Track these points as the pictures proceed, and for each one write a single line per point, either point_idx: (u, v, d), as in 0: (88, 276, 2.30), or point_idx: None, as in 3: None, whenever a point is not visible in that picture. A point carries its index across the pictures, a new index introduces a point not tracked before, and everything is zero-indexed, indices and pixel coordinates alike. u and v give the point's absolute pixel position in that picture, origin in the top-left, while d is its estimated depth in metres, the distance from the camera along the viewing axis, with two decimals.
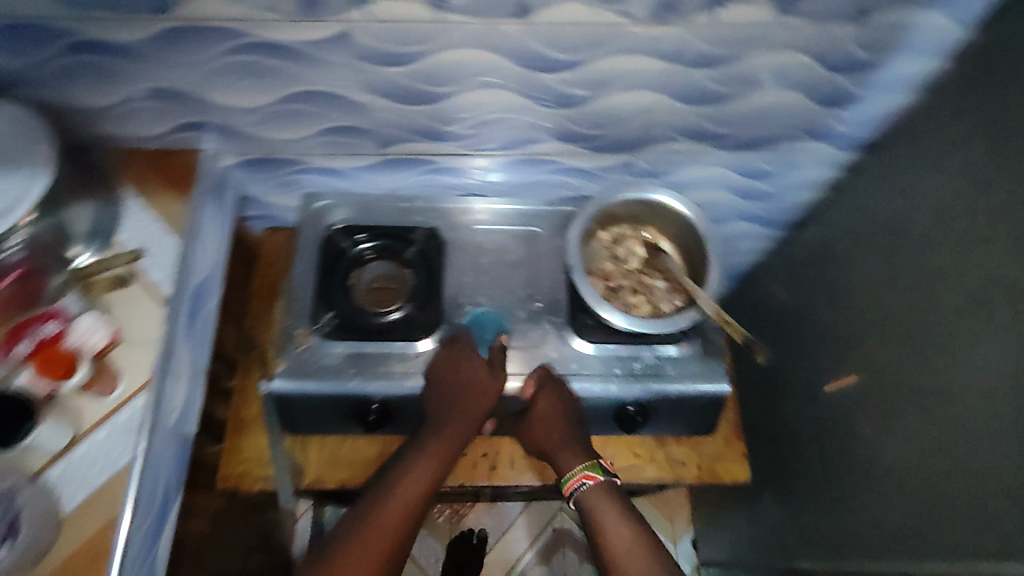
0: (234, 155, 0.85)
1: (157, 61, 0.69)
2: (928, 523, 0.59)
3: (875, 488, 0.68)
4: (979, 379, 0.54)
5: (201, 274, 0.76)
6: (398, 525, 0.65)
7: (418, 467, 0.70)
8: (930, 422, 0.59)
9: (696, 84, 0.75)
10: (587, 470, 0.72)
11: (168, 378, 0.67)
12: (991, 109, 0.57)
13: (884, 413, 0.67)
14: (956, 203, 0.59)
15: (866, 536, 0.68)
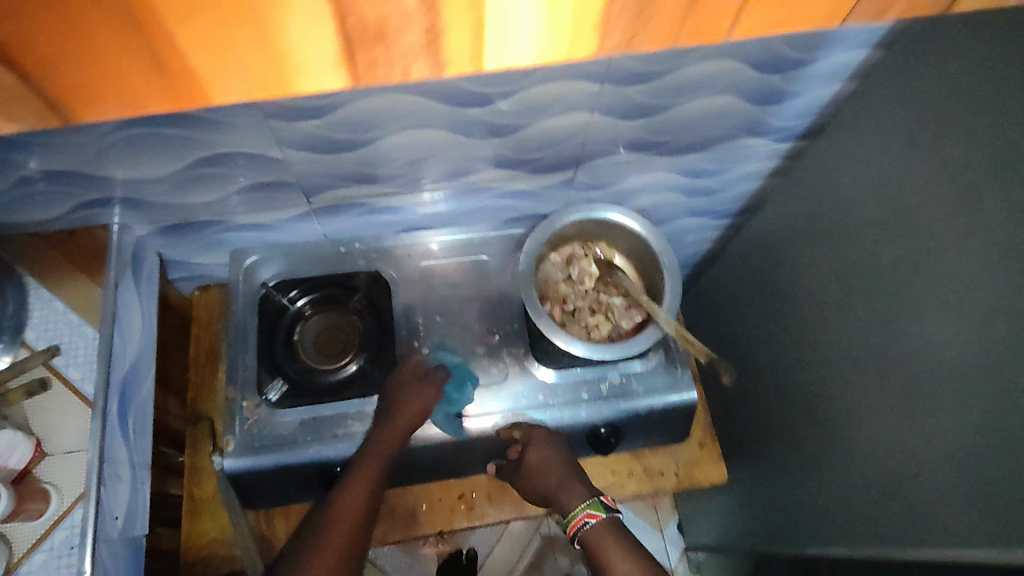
0: (148, 225, 0.74)
1: (163, 141, 0.60)
2: (882, 512, 0.63)
3: (844, 472, 0.71)
4: (950, 380, 0.55)
5: (130, 361, 0.70)
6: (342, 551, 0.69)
7: (353, 487, 0.71)
8: (903, 407, 0.60)
9: (634, 100, 0.67)
10: (589, 509, 0.72)
11: (105, 485, 0.63)
12: (986, 112, 0.54)
13: (857, 401, 0.67)
14: (922, 197, 0.59)
15: (836, 520, 0.73)
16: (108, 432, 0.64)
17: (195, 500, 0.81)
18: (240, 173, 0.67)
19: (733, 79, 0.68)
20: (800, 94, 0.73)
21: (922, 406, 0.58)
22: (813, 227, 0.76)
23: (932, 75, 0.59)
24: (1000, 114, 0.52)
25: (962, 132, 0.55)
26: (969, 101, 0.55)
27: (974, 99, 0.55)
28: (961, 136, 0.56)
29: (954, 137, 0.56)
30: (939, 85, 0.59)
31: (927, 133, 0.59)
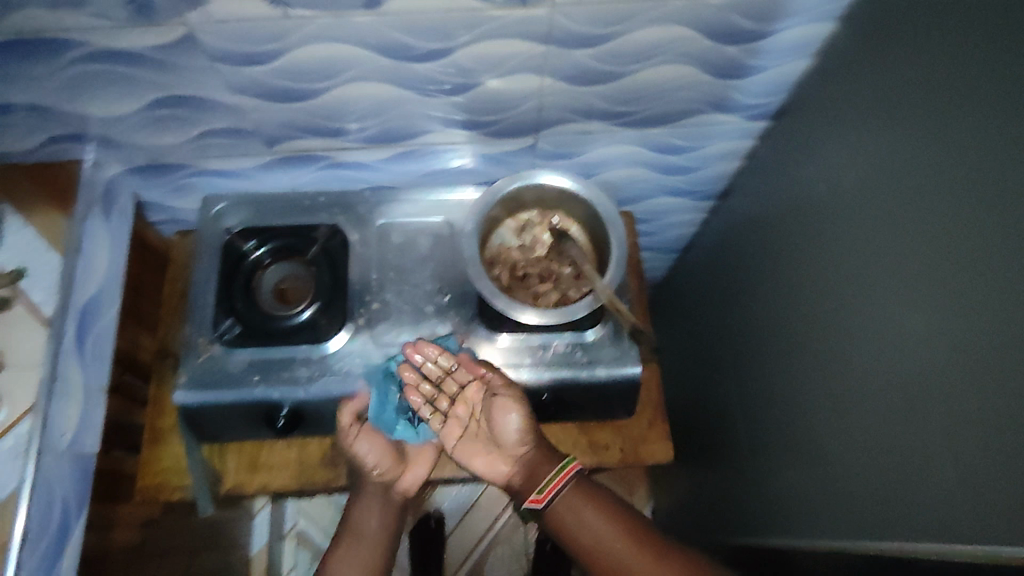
0: (120, 163, 0.79)
1: (118, 79, 0.64)
2: (862, 501, 0.62)
3: (821, 460, 0.70)
4: (917, 367, 0.54)
5: (93, 289, 0.75)
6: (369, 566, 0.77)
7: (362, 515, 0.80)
8: (883, 398, 0.58)
9: (582, 66, 0.67)
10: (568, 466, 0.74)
11: (54, 399, 0.67)
12: (934, 89, 0.53)
13: (840, 394, 0.66)
14: (887, 180, 0.58)
15: (813, 507, 0.72)
16: (61, 352, 0.68)
17: (155, 429, 0.84)
18: (200, 117, 0.71)
19: (687, 48, 0.66)
20: (764, 70, 0.71)
21: (899, 395, 0.56)
22: (795, 213, 0.74)
23: (890, 54, 0.58)
24: (954, 92, 0.51)
25: (922, 113, 0.54)
26: (921, 82, 0.54)
27: (928, 81, 0.53)
28: (919, 117, 0.54)
29: (915, 117, 0.54)
30: (895, 65, 0.57)
31: (896, 114, 0.57)
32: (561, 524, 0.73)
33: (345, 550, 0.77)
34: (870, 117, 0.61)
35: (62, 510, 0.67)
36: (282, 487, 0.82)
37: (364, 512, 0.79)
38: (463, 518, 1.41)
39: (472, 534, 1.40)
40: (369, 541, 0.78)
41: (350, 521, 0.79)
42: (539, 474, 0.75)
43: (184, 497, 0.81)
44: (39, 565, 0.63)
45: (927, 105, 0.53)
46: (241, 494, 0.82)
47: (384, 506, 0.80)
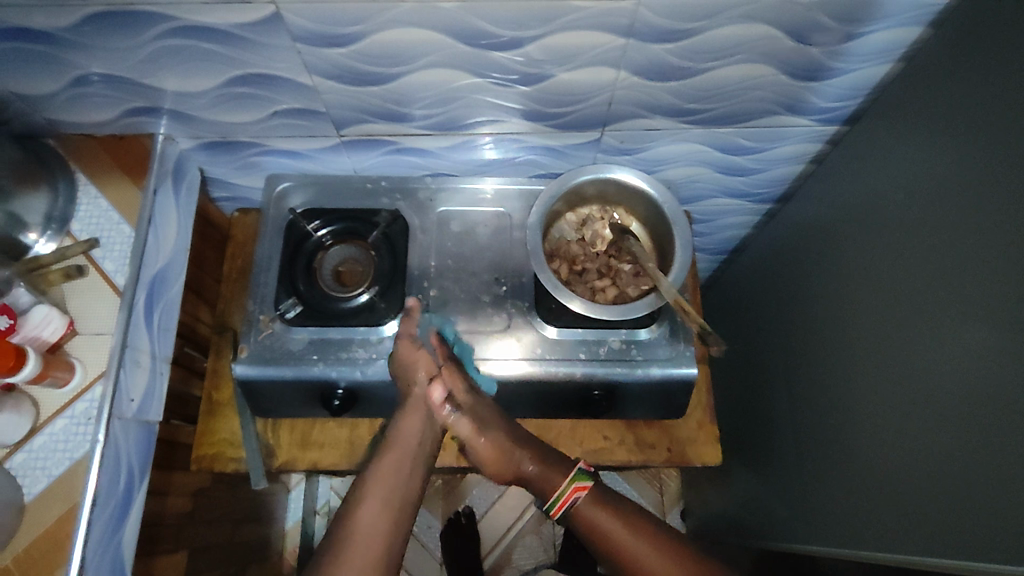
0: (190, 139, 0.80)
1: (200, 55, 0.65)
2: (893, 510, 0.64)
3: (856, 467, 0.71)
4: (960, 379, 0.55)
5: (162, 261, 0.76)
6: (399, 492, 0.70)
7: (403, 427, 0.74)
8: (938, 417, 0.58)
9: (660, 61, 0.66)
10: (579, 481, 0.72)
11: (124, 368, 0.68)
12: (1004, 105, 0.53)
13: (880, 408, 0.67)
14: (947, 194, 0.59)
15: (844, 516, 0.73)
16: (132, 322, 0.70)
17: (213, 402, 0.86)
18: (274, 96, 0.71)
19: (769, 48, 0.65)
20: (845, 72, 0.70)
21: (955, 416, 0.56)
22: (856, 224, 0.74)
23: (985, 64, 0.56)
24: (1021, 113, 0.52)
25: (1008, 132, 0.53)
26: (1011, 99, 0.53)
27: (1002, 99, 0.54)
28: (1004, 135, 0.53)
29: (999, 135, 0.54)
30: (984, 78, 0.56)
31: (977, 130, 0.56)
32: (590, 530, 0.71)
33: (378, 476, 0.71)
34: (949, 131, 0.60)
35: (127, 477, 0.69)
36: (332, 465, 0.84)
37: (405, 435, 0.74)
38: (492, 506, 1.42)
39: (500, 523, 1.41)
40: (403, 474, 0.72)
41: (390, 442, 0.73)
42: (550, 484, 0.73)
43: (238, 469, 0.83)
44: (107, 527, 0.65)
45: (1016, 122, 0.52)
46: (293, 469, 0.84)
47: (424, 434, 0.75)
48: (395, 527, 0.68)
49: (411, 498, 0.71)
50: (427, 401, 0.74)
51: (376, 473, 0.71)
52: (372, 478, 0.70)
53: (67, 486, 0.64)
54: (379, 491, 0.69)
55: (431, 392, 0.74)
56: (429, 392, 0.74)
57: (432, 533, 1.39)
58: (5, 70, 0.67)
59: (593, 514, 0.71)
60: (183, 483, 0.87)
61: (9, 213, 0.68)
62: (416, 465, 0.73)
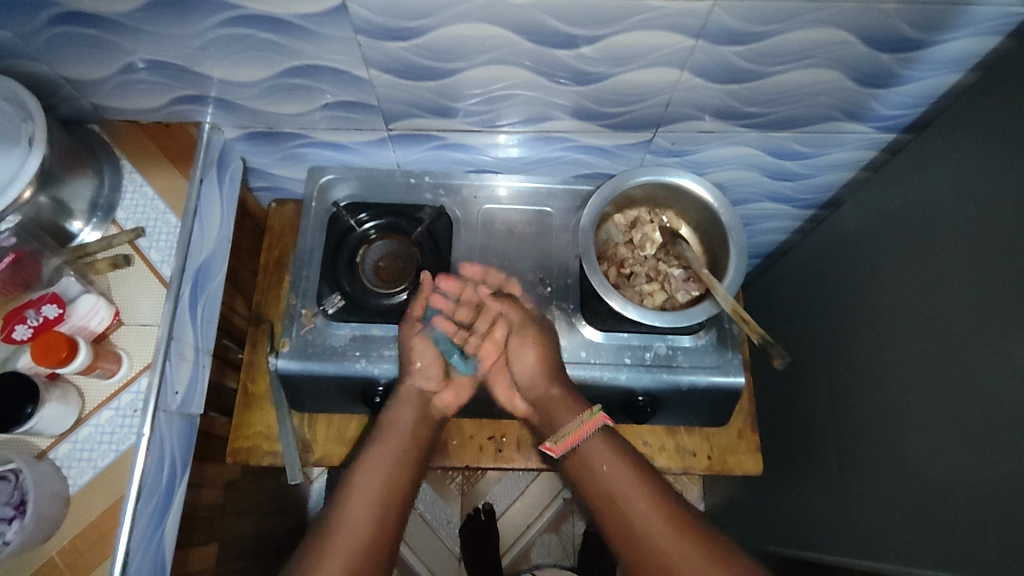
0: (235, 129, 0.79)
1: (256, 44, 0.63)
2: (929, 519, 0.65)
3: (890, 478, 0.72)
4: (1004, 391, 0.56)
5: (206, 252, 0.75)
6: (376, 508, 0.71)
7: (397, 414, 0.76)
8: (990, 437, 0.57)
9: (725, 64, 0.65)
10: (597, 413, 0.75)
11: (169, 360, 0.67)
12: None
13: (918, 420, 0.67)
14: (1002, 208, 0.59)
15: (875, 525, 0.74)
16: (178, 313, 0.69)
17: (249, 394, 0.85)
18: (327, 88, 0.70)
19: (840, 53, 0.64)
20: (913, 80, 0.68)
21: (1010, 436, 0.55)
22: (906, 239, 0.73)
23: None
24: None
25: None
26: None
27: None
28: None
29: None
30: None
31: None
32: (611, 499, 0.72)
33: (365, 469, 0.73)
34: (1016, 149, 0.59)
35: (170, 470, 0.68)
36: None
37: (379, 454, 0.74)
38: (511, 505, 1.42)
39: (519, 521, 1.41)
40: (399, 455, 0.75)
41: (384, 429, 0.76)
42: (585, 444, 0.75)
43: (275, 463, 0.83)
44: (152, 520, 0.65)
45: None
46: (329, 465, 0.83)
47: (421, 413, 0.78)
48: (385, 534, 0.70)
49: (390, 526, 0.71)
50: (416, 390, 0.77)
51: (360, 480, 0.72)
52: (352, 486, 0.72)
53: (112, 478, 0.63)
54: (370, 482, 0.72)
55: (421, 384, 0.78)
56: (424, 381, 0.78)
57: (450, 528, 1.39)
58: (55, 55, 0.66)
59: (620, 488, 0.72)
60: (217, 474, 0.87)
61: (59, 199, 0.67)
62: (415, 448, 0.76)
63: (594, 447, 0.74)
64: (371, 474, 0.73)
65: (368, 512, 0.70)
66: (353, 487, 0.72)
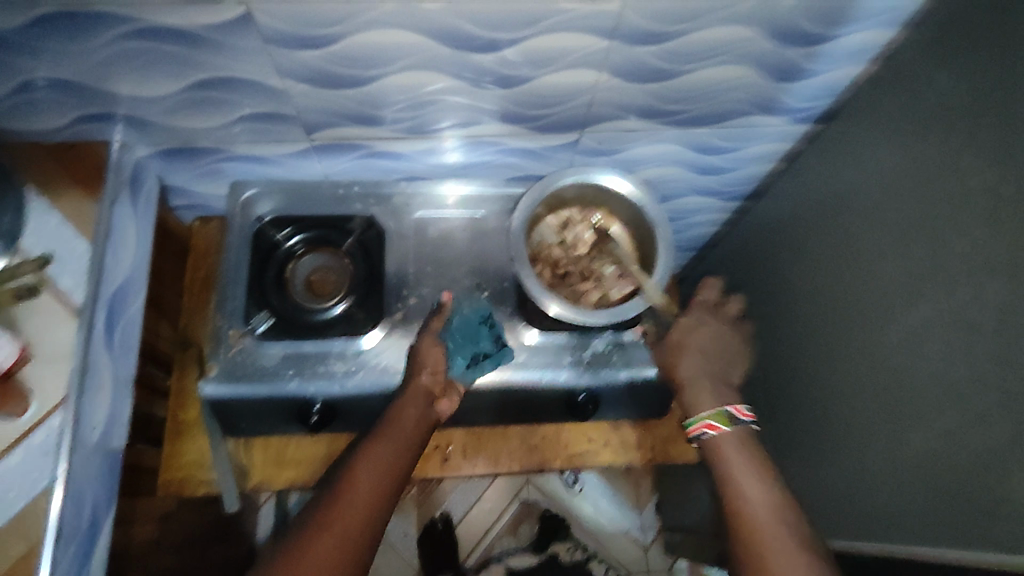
0: (148, 146, 0.75)
1: (162, 57, 0.61)
2: (866, 494, 0.67)
3: (824, 459, 0.75)
4: (919, 363, 0.59)
5: (120, 278, 0.72)
6: (371, 499, 0.57)
7: (403, 409, 0.65)
8: (909, 410, 0.61)
9: (641, 63, 0.66)
10: (710, 420, 0.67)
11: (85, 394, 0.64)
12: (954, 100, 0.58)
13: (846, 399, 0.70)
14: (903, 188, 0.63)
15: (820, 508, 0.76)
16: (93, 343, 0.66)
17: (178, 422, 0.82)
18: (242, 100, 0.68)
19: (750, 50, 0.66)
20: (818, 73, 0.71)
21: (960, 409, 0.55)
22: (822, 225, 0.76)
23: (959, 60, 0.57)
24: (972, 111, 0.55)
25: (1003, 120, 0.52)
26: (994, 87, 0.53)
27: (954, 101, 0.58)
28: (991, 126, 0.53)
29: (990, 125, 0.53)
30: (968, 69, 0.56)
31: (968, 119, 0.56)
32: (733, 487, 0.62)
33: (355, 484, 0.57)
34: (939, 122, 0.59)
35: (91, 509, 0.65)
36: (307, 483, 0.81)
37: (401, 421, 0.64)
38: (469, 512, 1.41)
39: (478, 528, 1.39)
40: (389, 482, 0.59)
41: (388, 423, 0.63)
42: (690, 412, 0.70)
43: (210, 491, 0.79)
44: (73, 564, 0.61)
45: (1008, 112, 0.52)
46: (268, 489, 0.81)
47: (423, 424, 0.65)
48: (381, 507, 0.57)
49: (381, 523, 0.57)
50: (424, 392, 0.67)
51: (352, 499, 0.56)
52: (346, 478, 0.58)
53: (26, 524, 0.59)
54: (372, 466, 0.59)
55: (430, 378, 0.68)
56: (431, 378, 0.68)
57: (408, 542, 1.36)
58: None
59: (731, 465, 0.64)
60: (150, 508, 0.82)
61: None
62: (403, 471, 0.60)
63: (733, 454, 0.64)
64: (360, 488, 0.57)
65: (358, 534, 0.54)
66: (353, 472, 0.58)
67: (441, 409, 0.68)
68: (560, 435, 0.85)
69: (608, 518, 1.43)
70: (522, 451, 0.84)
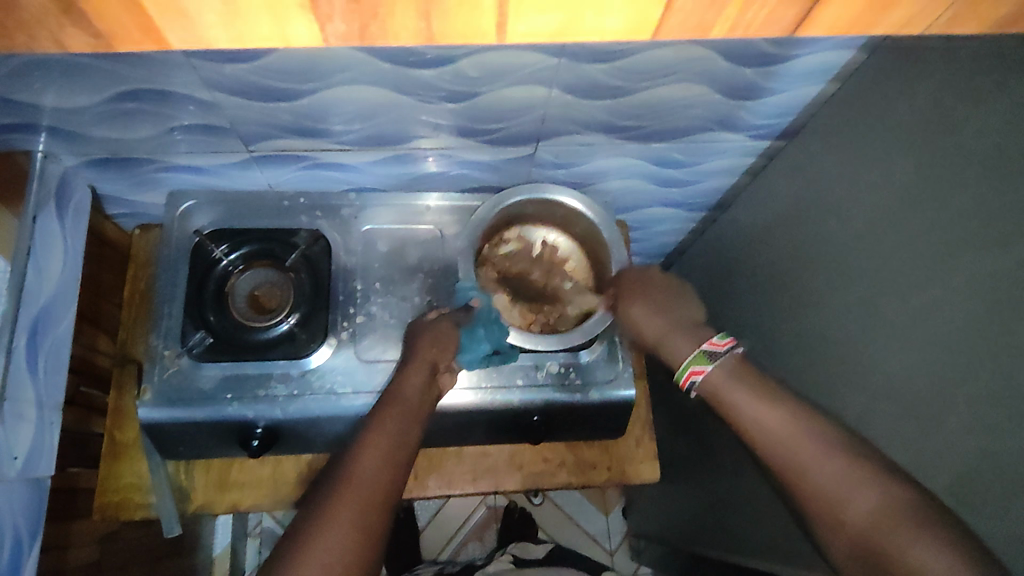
0: (75, 156, 0.71)
1: (79, 69, 0.57)
2: None
3: None
4: (867, 386, 0.58)
5: (46, 298, 0.68)
6: (389, 457, 0.55)
7: (405, 381, 0.64)
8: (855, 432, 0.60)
9: (594, 80, 0.63)
10: (695, 364, 0.61)
11: (4, 424, 0.61)
12: (915, 128, 0.56)
13: None
14: (862, 207, 0.62)
15: (779, 532, 0.75)
16: (12, 369, 0.62)
17: (115, 443, 0.79)
18: (171, 111, 0.64)
19: (704, 68, 0.63)
20: (777, 92, 0.69)
21: (914, 442, 0.52)
22: (788, 242, 0.75)
23: (934, 80, 0.55)
24: (932, 138, 0.54)
25: (985, 145, 0.49)
26: (976, 110, 0.50)
27: (915, 127, 0.56)
28: (972, 151, 0.50)
29: (972, 147, 0.50)
30: (950, 86, 0.53)
31: (951, 137, 0.52)
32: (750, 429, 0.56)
33: (369, 447, 0.55)
34: (919, 138, 0.56)
35: (13, 543, 0.62)
36: (251, 505, 0.78)
37: (404, 391, 0.63)
38: (434, 517, 1.39)
39: (442, 534, 1.38)
40: (400, 437, 0.58)
41: (393, 395, 0.62)
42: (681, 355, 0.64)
43: (148, 515, 0.76)
44: None
45: (988, 139, 0.49)
46: (211, 513, 0.78)
47: (427, 393, 0.64)
48: (402, 465, 0.55)
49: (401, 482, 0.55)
50: (427, 363, 0.67)
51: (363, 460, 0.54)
52: (360, 445, 0.56)
53: None
54: (384, 428, 0.58)
55: (438, 354, 0.68)
56: (437, 351, 0.68)
57: None
58: None
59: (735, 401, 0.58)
60: (86, 532, 0.79)
61: None
62: (415, 432, 0.59)
63: (729, 384, 0.59)
64: (376, 446, 0.55)
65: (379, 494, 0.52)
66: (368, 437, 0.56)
67: (443, 382, 0.68)
68: (515, 455, 0.84)
69: (576, 522, 1.42)
70: (477, 471, 0.82)
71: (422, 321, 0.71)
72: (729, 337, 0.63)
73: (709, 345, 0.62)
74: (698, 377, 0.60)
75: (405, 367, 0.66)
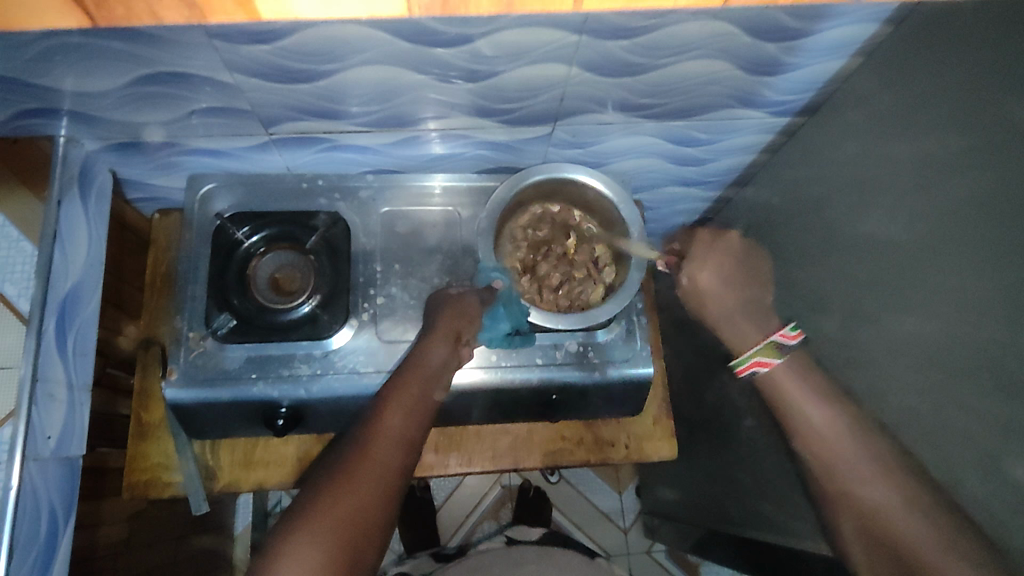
0: (97, 141, 0.71)
1: (102, 53, 0.57)
2: None
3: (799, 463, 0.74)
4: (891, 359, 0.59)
5: (72, 281, 0.69)
6: (406, 424, 0.55)
7: (428, 348, 0.64)
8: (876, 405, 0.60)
9: (613, 56, 0.63)
10: (759, 356, 0.71)
11: (36, 405, 0.62)
12: (942, 100, 0.56)
13: None
14: (885, 180, 0.62)
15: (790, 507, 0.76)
16: (43, 350, 0.64)
17: (142, 424, 0.80)
18: (192, 94, 0.64)
19: (727, 44, 0.63)
20: (798, 67, 0.69)
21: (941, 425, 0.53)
22: (805, 217, 0.75)
23: (960, 61, 0.54)
24: (963, 112, 0.54)
25: (1012, 133, 0.49)
26: (1005, 83, 0.50)
27: (945, 99, 0.55)
28: (1000, 139, 0.50)
29: (999, 130, 0.50)
30: (978, 74, 0.53)
31: (979, 126, 0.52)
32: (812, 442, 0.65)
33: (389, 414, 0.55)
34: (943, 128, 0.55)
35: (49, 521, 0.63)
36: (275, 483, 0.80)
37: (425, 357, 0.63)
38: (449, 497, 1.41)
39: (457, 513, 1.39)
40: (420, 404, 0.58)
41: (416, 362, 0.62)
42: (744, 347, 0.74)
43: (176, 494, 0.78)
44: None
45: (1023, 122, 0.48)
46: (236, 491, 0.79)
47: (449, 362, 0.64)
48: (419, 433, 0.56)
49: (418, 453, 0.55)
50: (451, 333, 0.66)
51: (383, 429, 0.54)
52: (379, 410, 0.56)
53: None
54: (404, 395, 0.58)
55: (459, 325, 0.68)
56: (461, 323, 0.68)
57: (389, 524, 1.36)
58: None
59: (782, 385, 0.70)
60: (115, 509, 0.81)
61: None
62: (433, 401, 0.60)
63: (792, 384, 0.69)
64: (395, 414, 0.56)
65: (394, 463, 0.52)
66: (391, 403, 0.57)
67: (464, 354, 0.67)
68: (534, 434, 0.85)
69: (587, 499, 1.44)
70: (495, 450, 0.84)
71: (438, 298, 0.72)
72: (797, 329, 0.72)
73: (782, 337, 0.71)
74: (761, 367, 0.71)
75: (430, 335, 0.66)
